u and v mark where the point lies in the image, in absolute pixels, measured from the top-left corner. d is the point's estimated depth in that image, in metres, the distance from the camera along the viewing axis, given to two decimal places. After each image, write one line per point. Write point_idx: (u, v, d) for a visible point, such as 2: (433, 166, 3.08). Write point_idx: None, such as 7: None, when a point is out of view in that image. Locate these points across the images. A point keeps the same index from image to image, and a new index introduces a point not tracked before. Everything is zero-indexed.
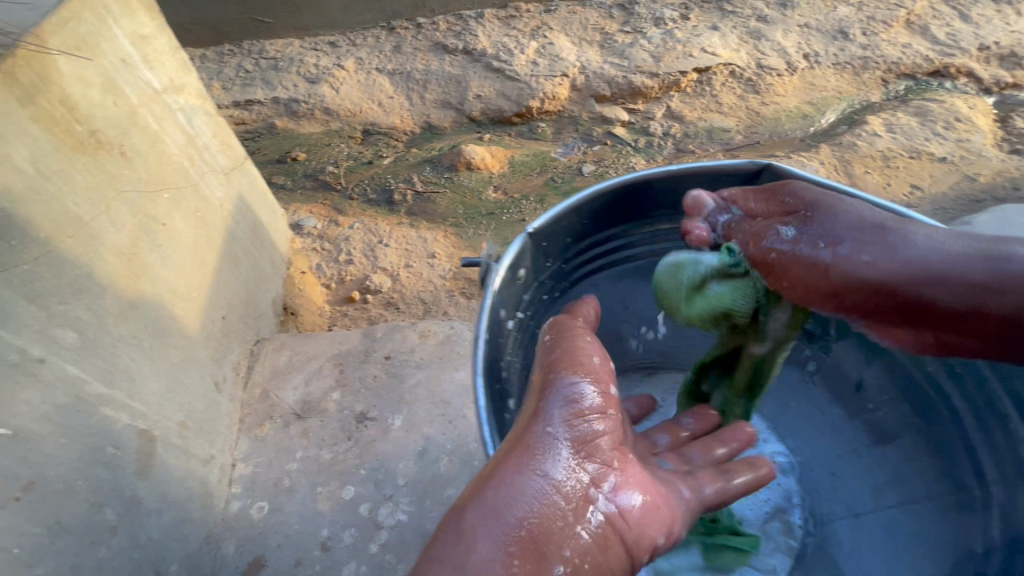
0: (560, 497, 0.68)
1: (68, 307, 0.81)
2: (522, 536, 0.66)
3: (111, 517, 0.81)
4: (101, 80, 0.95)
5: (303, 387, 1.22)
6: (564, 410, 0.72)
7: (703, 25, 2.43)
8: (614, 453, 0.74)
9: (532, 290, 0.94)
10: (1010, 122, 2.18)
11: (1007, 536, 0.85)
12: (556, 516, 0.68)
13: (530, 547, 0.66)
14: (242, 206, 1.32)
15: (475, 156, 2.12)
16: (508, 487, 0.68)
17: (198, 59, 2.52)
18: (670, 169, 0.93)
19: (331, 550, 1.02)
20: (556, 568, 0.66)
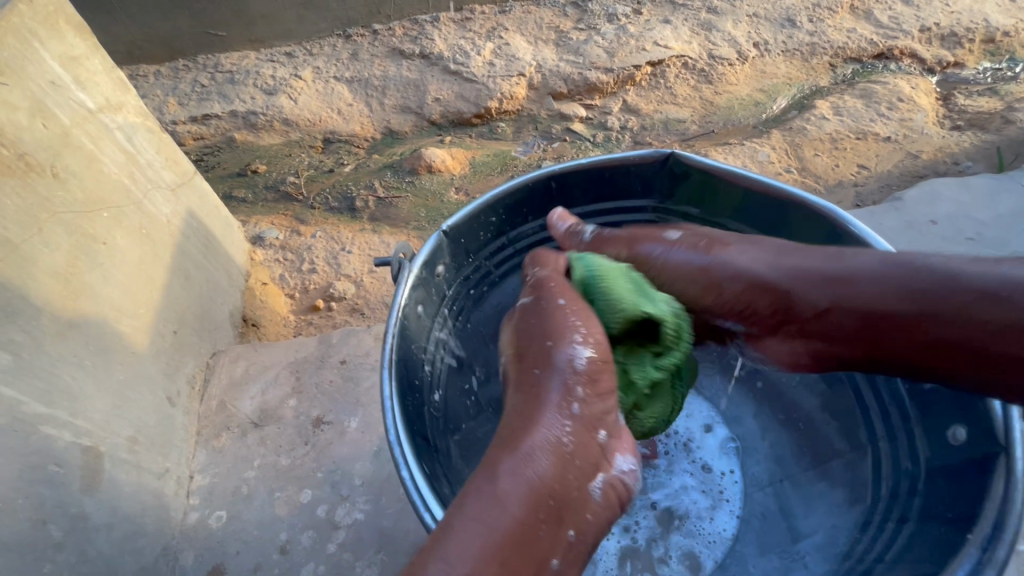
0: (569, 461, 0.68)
1: (1, 330, 0.82)
2: (543, 500, 0.65)
3: (56, 533, 0.82)
4: (28, 103, 0.95)
5: (260, 396, 1.23)
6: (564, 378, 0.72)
7: (655, 19, 2.48)
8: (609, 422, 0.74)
9: (455, 286, 0.97)
10: (951, 100, 2.27)
11: (892, 485, 0.89)
12: (569, 481, 0.67)
13: (551, 511, 0.65)
14: (192, 221, 1.33)
15: (435, 158, 2.14)
16: (525, 454, 0.66)
17: (153, 76, 2.50)
18: (579, 163, 0.97)
19: (289, 552, 1.04)
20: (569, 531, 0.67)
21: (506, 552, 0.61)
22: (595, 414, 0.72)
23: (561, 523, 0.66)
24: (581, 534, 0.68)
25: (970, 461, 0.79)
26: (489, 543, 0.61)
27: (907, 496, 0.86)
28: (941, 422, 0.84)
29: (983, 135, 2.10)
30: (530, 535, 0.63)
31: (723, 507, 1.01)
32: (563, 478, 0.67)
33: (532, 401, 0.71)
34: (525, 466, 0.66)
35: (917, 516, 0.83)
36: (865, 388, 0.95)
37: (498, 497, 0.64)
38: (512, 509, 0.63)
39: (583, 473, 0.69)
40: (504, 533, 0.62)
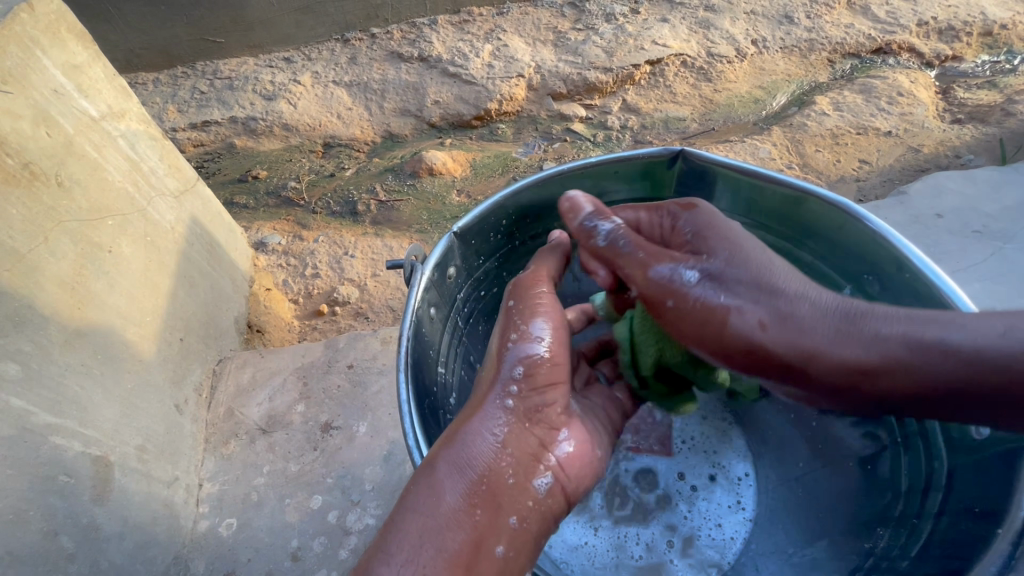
0: (507, 452, 0.70)
1: (9, 340, 0.81)
2: (479, 488, 0.67)
3: (68, 544, 0.82)
4: (31, 112, 0.95)
5: (268, 402, 1.22)
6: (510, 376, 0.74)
7: (653, 18, 2.47)
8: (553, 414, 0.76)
9: (466, 288, 0.97)
10: (951, 93, 2.27)
11: (910, 482, 0.88)
12: (506, 472, 0.69)
13: (487, 498, 0.67)
14: (196, 228, 1.33)
15: (436, 161, 2.14)
16: (466, 443, 0.70)
17: (151, 84, 2.49)
18: (588, 161, 0.96)
19: (301, 559, 1.03)
20: (510, 521, 0.68)
21: (442, 537, 0.64)
22: (535, 408, 0.74)
23: (499, 511, 0.68)
24: (525, 522, 0.69)
25: (998, 456, 0.76)
26: (426, 533, 0.65)
27: (929, 492, 0.85)
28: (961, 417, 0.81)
29: (984, 128, 2.10)
30: (467, 524, 0.66)
31: (743, 511, 1.01)
32: (499, 467, 0.69)
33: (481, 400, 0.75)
34: (466, 454, 0.69)
35: (940, 512, 0.82)
36: None
37: (434, 487, 0.67)
38: (447, 500, 0.66)
39: (522, 466, 0.71)
40: (441, 521, 0.65)
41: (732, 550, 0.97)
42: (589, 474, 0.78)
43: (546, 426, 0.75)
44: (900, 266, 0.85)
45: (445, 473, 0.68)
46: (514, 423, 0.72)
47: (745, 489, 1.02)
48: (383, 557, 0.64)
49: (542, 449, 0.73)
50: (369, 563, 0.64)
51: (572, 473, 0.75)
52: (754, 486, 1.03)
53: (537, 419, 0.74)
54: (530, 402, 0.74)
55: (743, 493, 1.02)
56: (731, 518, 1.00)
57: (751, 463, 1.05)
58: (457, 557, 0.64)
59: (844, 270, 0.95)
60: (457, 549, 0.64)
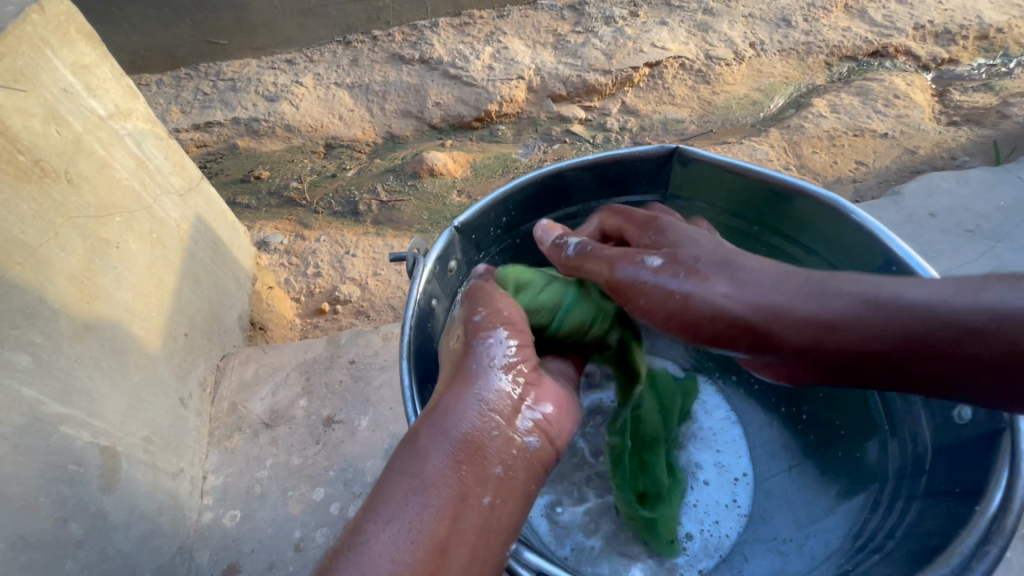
0: (491, 410, 0.68)
1: (21, 332, 0.84)
2: (463, 443, 0.66)
3: (76, 531, 0.84)
4: (42, 111, 0.97)
5: (271, 397, 1.24)
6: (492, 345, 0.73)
7: (651, 21, 2.50)
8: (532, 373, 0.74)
9: (467, 282, 0.99)
10: (947, 96, 2.29)
11: (897, 467, 0.89)
12: (490, 427, 0.68)
13: (472, 452, 0.66)
14: (201, 225, 1.35)
15: (437, 162, 2.16)
16: (448, 402, 0.68)
17: (155, 85, 2.52)
18: (586, 159, 0.98)
19: (303, 550, 1.05)
20: (494, 471, 0.66)
21: (428, 495, 0.63)
22: (513, 365, 0.72)
23: (484, 461, 0.66)
24: (510, 470, 0.67)
25: (979, 437, 0.77)
26: (415, 492, 0.63)
27: (914, 476, 0.85)
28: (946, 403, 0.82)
29: (979, 130, 2.12)
30: (451, 480, 0.64)
31: (738, 508, 1.03)
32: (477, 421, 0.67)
33: (456, 361, 0.73)
34: (450, 414, 0.67)
35: (923, 493, 0.82)
36: None
37: (420, 446, 0.66)
38: (432, 458, 0.65)
39: (505, 419, 0.69)
40: (428, 478, 0.64)
41: (720, 546, 0.99)
42: (570, 423, 0.76)
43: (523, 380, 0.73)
44: (888, 260, 0.86)
45: (429, 434, 0.67)
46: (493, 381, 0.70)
47: (743, 489, 1.05)
48: (370, 518, 0.62)
49: (519, 401, 0.71)
50: (356, 525, 0.62)
51: (554, 420, 0.73)
52: (752, 485, 1.06)
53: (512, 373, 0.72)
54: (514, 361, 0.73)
55: (742, 492, 1.05)
56: (728, 515, 1.02)
57: (751, 462, 1.08)
58: (443, 511, 0.62)
59: (831, 265, 0.97)
60: (444, 502, 0.63)
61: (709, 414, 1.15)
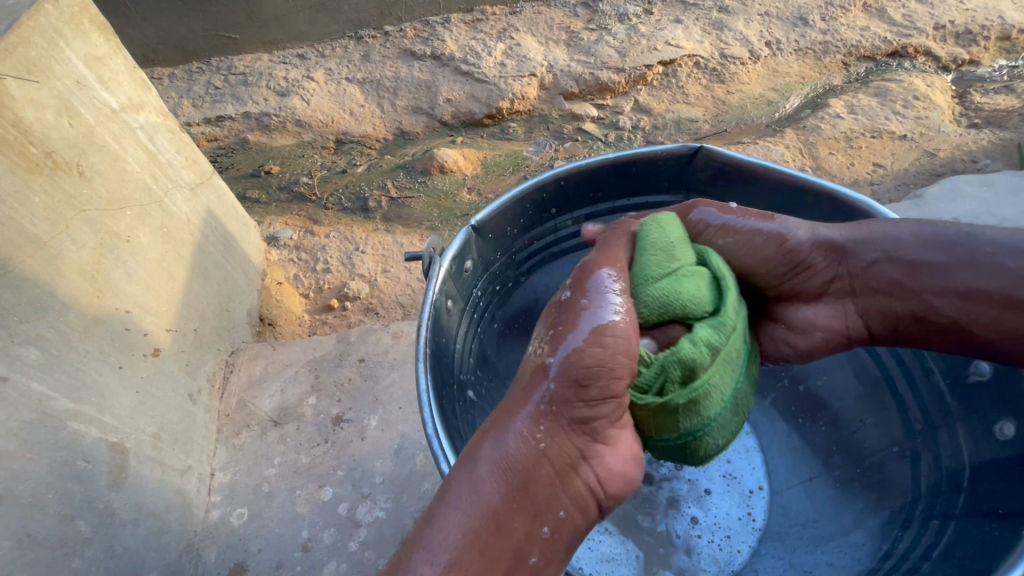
0: (547, 467, 0.64)
1: (30, 325, 0.83)
2: (514, 495, 0.62)
3: (84, 529, 0.83)
4: (55, 102, 0.96)
5: (279, 394, 1.23)
6: (564, 387, 0.65)
7: (666, 19, 2.46)
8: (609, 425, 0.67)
9: (482, 282, 0.97)
10: (968, 97, 2.25)
11: (930, 483, 0.87)
12: (543, 483, 0.64)
13: (521, 506, 0.63)
14: (211, 220, 1.34)
15: (447, 159, 2.14)
16: (507, 445, 0.64)
17: (167, 79, 2.52)
18: (607, 157, 0.97)
19: (311, 550, 1.04)
20: (541, 530, 0.64)
21: (476, 543, 0.60)
22: (579, 420, 0.65)
23: (538, 518, 0.63)
24: (557, 532, 0.65)
25: (1020, 454, 0.77)
26: (465, 534, 0.61)
27: (951, 493, 0.84)
28: (985, 418, 0.82)
29: (1001, 132, 2.08)
30: (500, 534, 0.61)
31: (751, 523, 1.00)
32: (539, 473, 0.64)
33: (517, 396, 0.67)
34: (509, 460, 0.63)
35: (960, 513, 0.81)
36: (902, 383, 0.93)
37: (473, 493, 0.62)
38: (484, 505, 0.62)
39: (560, 479, 0.64)
40: (482, 523, 0.61)
41: (732, 562, 0.96)
42: (631, 491, 0.69)
43: (591, 437, 0.66)
44: None
45: (484, 478, 0.63)
46: (560, 431, 0.65)
47: (756, 503, 1.01)
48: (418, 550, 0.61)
49: (582, 459, 0.65)
50: (403, 560, 0.61)
51: (615, 485, 0.67)
52: (766, 498, 1.02)
53: (583, 429, 0.65)
54: (588, 418, 0.65)
55: (754, 506, 1.01)
56: (739, 529, 0.99)
57: (764, 472, 1.05)
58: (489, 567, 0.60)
59: None
60: (500, 554, 0.61)
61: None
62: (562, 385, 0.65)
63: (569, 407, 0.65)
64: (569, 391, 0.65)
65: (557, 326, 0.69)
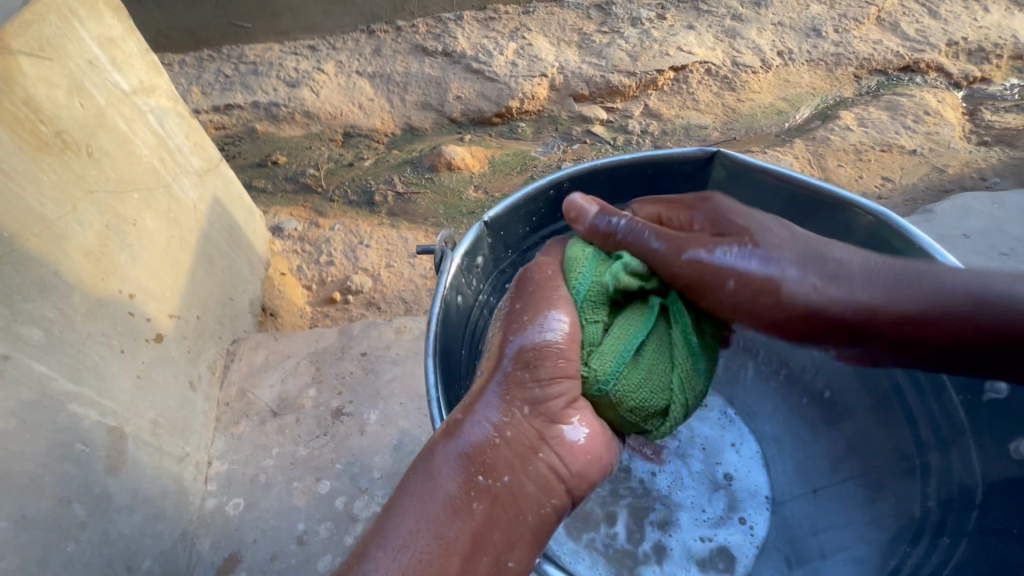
0: (503, 440, 0.64)
1: (34, 305, 0.82)
2: (478, 468, 0.63)
3: (80, 513, 0.82)
4: (66, 81, 0.95)
5: (280, 385, 1.22)
6: (515, 363, 0.69)
7: (679, 25, 2.46)
8: (570, 405, 0.69)
9: (492, 278, 0.97)
10: (979, 115, 2.24)
11: (940, 498, 0.86)
12: (504, 451, 0.64)
13: (487, 491, 0.62)
14: (217, 208, 1.33)
15: (455, 156, 2.14)
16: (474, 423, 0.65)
17: (177, 66, 2.51)
18: (623, 157, 0.96)
19: (307, 543, 1.03)
20: (498, 534, 0.62)
21: (430, 519, 0.61)
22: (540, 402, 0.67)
23: (498, 504, 0.62)
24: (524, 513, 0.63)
25: None
26: (420, 520, 0.61)
27: (963, 510, 0.83)
28: (998, 436, 0.81)
29: (1010, 152, 2.07)
30: (460, 513, 0.61)
31: (754, 529, 0.99)
32: (500, 456, 0.64)
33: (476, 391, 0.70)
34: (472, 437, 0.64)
35: (972, 531, 0.81)
36: (910, 391, 0.90)
37: (433, 478, 0.63)
38: (443, 486, 0.62)
39: (520, 459, 0.64)
40: (437, 511, 0.61)
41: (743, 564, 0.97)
42: (598, 474, 0.69)
43: (549, 418, 0.67)
44: None
45: (443, 459, 0.64)
46: (513, 411, 0.66)
47: (759, 509, 1.01)
48: (376, 539, 0.61)
49: (540, 440, 0.65)
50: (362, 550, 0.61)
51: (576, 466, 0.67)
52: (771, 509, 1.01)
53: (529, 401, 0.66)
54: (544, 400, 0.67)
55: (754, 516, 1.00)
56: (738, 537, 0.98)
57: (766, 483, 1.03)
58: (451, 548, 0.60)
59: None
60: (459, 537, 0.60)
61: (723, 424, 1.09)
62: (515, 369, 0.68)
63: (528, 387, 0.67)
64: (519, 369, 0.68)
65: (519, 307, 0.75)
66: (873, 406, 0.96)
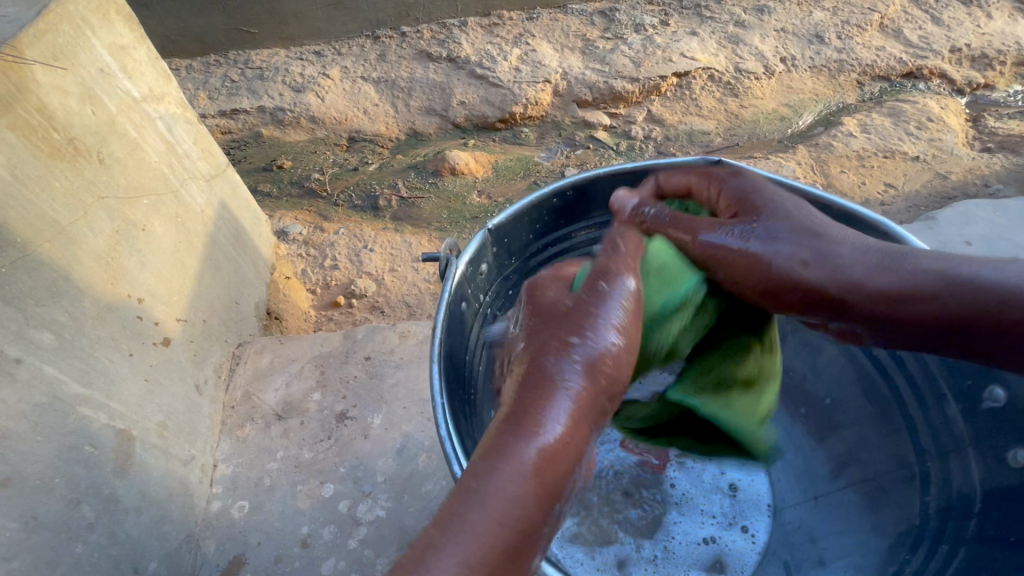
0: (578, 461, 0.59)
1: (46, 309, 0.84)
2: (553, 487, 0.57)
3: (88, 514, 0.83)
4: (78, 89, 0.97)
5: (284, 389, 1.23)
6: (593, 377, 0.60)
7: (682, 31, 2.47)
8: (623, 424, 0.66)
9: (496, 285, 0.97)
10: (981, 121, 2.24)
11: (940, 504, 0.86)
12: (573, 472, 0.59)
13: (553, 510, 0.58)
14: (224, 213, 1.34)
15: (459, 161, 2.15)
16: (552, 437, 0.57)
17: (184, 71, 2.54)
18: (626, 166, 0.97)
19: (310, 546, 1.04)
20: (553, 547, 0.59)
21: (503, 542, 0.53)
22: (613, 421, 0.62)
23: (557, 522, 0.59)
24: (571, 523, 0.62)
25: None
26: (492, 545, 0.53)
27: (963, 518, 0.83)
28: (995, 444, 0.81)
29: (1013, 158, 2.07)
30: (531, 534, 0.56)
31: (755, 535, 1.00)
32: (569, 478, 0.59)
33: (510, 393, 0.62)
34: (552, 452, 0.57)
35: (972, 538, 0.82)
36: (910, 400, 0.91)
37: (508, 495, 0.55)
38: (520, 505, 0.55)
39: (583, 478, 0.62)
40: (510, 532, 0.54)
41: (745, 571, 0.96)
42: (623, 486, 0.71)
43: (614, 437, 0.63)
44: None
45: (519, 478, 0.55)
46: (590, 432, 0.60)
47: (759, 516, 1.02)
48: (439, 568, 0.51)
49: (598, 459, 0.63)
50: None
51: (616, 484, 0.67)
52: (771, 516, 1.02)
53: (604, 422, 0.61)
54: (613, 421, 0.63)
55: (754, 523, 1.01)
56: (739, 545, 0.99)
57: (767, 492, 1.04)
58: (519, 572, 0.54)
59: None
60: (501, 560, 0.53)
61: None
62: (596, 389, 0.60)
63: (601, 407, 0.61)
64: (601, 390, 0.60)
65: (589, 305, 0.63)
66: (875, 413, 0.96)
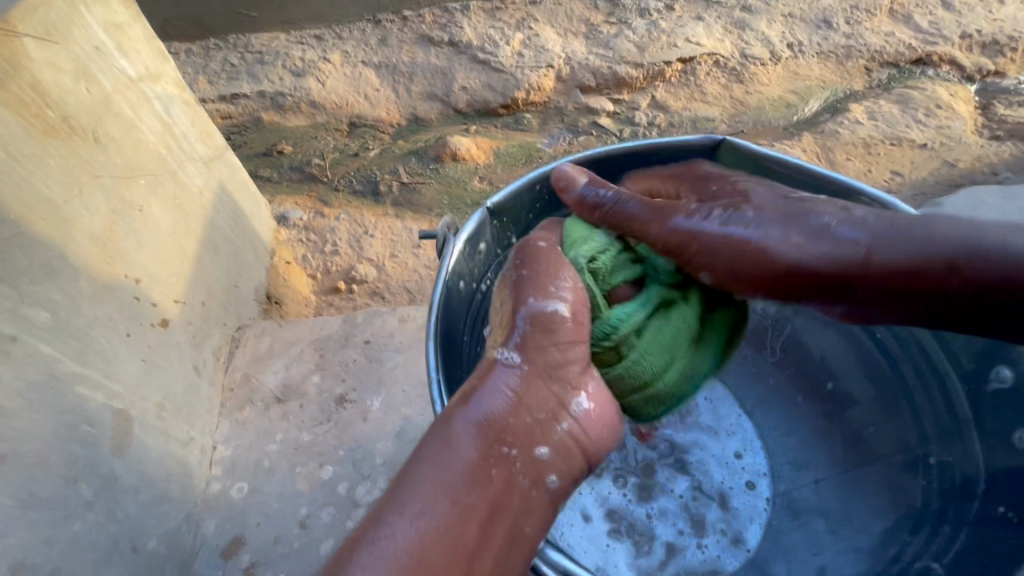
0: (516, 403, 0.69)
1: (41, 288, 0.83)
2: (498, 430, 0.68)
3: (86, 492, 0.83)
4: (73, 66, 0.95)
5: (284, 372, 1.23)
6: (530, 327, 0.72)
7: (687, 16, 2.43)
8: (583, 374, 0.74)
9: (495, 265, 0.97)
10: (992, 109, 2.20)
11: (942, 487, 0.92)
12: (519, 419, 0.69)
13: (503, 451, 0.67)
14: (222, 195, 1.33)
15: (460, 147, 2.13)
16: (493, 390, 0.69)
17: (184, 54, 2.51)
18: (627, 145, 0.97)
19: (309, 527, 1.04)
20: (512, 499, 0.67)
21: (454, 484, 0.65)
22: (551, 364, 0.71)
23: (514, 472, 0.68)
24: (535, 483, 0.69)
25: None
26: (439, 486, 0.65)
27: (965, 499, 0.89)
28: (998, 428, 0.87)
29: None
30: (481, 477, 0.66)
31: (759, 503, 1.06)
32: (519, 423, 0.69)
33: (487, 365, 0.72)
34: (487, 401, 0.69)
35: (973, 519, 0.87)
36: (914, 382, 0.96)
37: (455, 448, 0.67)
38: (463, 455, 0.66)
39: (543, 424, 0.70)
40: (457, 476, 0.65)
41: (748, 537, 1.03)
42: (611, 440, 0.76)
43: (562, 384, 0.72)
44: None
45: (464, 427, 0.68)
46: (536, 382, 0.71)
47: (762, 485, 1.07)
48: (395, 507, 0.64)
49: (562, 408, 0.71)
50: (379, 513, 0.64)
51: (593, 434, 0.73)
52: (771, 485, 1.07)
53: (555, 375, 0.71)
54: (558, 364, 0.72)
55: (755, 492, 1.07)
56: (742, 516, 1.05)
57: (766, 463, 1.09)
58: (473, 511, 0.64)
59: None
60: (477, 505, 0.65)
61: (723, 404, 1.15)
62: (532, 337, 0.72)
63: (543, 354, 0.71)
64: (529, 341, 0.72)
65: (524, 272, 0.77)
66: None
